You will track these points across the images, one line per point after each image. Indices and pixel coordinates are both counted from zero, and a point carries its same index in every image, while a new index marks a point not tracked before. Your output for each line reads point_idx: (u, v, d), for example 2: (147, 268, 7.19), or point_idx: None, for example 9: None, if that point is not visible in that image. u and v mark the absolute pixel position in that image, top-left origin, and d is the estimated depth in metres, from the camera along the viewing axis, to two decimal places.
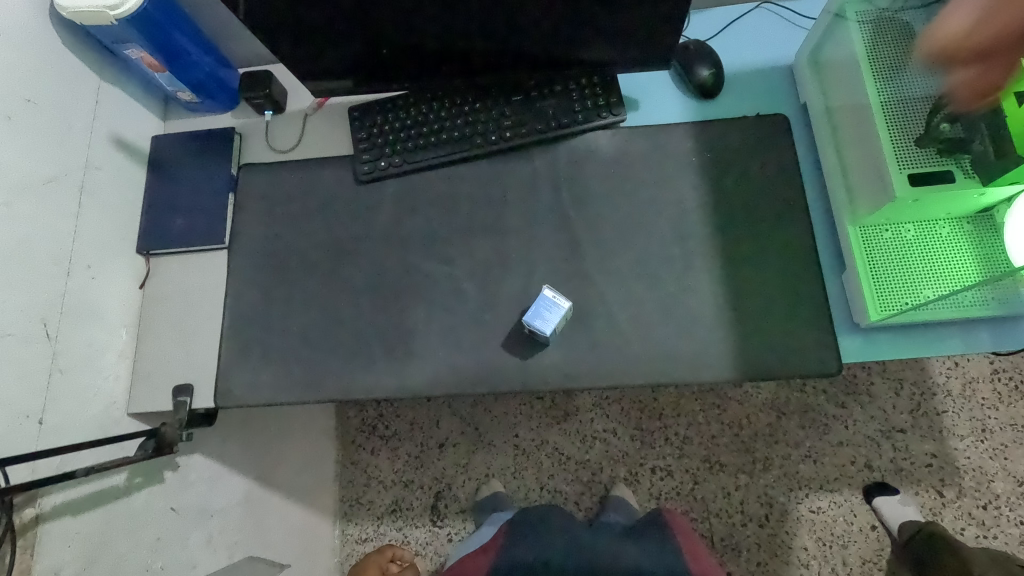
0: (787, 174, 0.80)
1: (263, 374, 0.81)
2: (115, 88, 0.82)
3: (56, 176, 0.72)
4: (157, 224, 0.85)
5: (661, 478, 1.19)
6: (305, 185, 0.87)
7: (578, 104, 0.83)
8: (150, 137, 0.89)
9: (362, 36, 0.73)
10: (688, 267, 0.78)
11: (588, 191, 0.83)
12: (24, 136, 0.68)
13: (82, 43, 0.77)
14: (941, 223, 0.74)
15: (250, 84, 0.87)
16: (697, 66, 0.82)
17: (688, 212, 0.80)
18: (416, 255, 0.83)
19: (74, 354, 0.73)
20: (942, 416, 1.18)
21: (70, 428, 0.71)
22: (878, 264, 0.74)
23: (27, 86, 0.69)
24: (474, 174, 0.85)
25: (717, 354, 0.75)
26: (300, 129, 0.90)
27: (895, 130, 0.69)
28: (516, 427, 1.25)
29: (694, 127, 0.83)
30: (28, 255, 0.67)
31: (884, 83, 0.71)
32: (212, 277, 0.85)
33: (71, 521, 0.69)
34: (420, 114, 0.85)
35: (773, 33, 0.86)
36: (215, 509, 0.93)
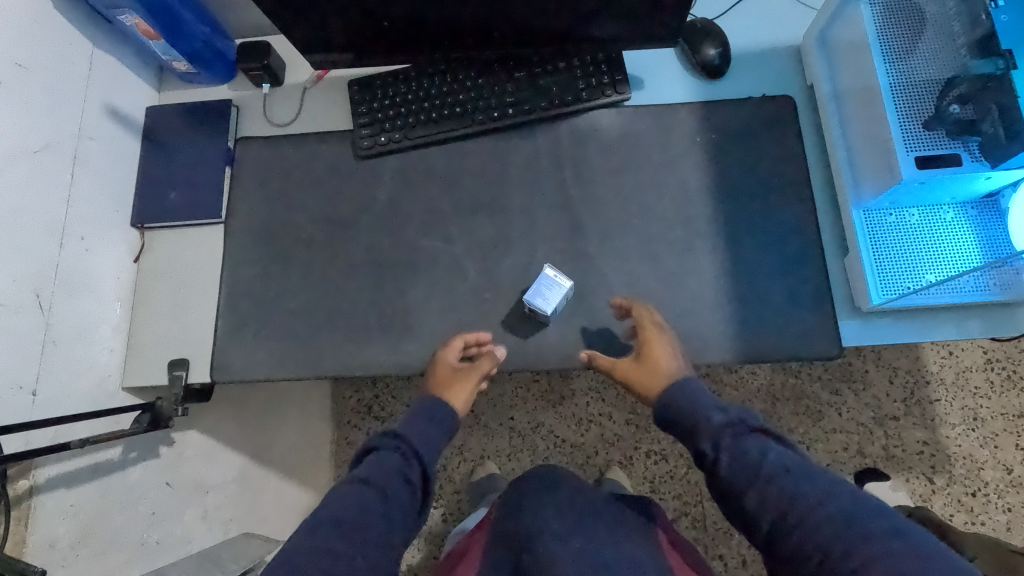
0: (792, 157, 0.79)
1: (261, 350, 0.80)
2: (109, 55, 0.80)
3: (48, 145, 0.70)
4: (152, 197, 0.84)
5: (655, 462, 1.20)
6: (304, 160, 0.86)
7: (583, 81, 0.82)
8: (144, 107, 0.87)
9: (364, 7, 0.71)
10: (691, 248, 0.78)
11: (592, 170, 0.82)
12: (15, 101, 0.66)
13: (76, 8, 0.75)
14: (945, 208, 0.74)
15: (247, 55, 0.85)
16: (704, 45, 0.81)
17: (692, 193, 0.80)
18: (416, 233, 0.82)
19: (68, 327, 0.72)
20: (935, 404, 1.19)
21: (64, 401, 0.70)
22: (880, 249, 0.74)
23: (16, 49, 0.67)
24: (475, 152, 0.84)
25: (717, 336, 0.75)
26: (299, 103, 0.88)
27: (903, 112, 0.68)
28: (512, 410, 1.25)
29: (700, 107, 0.82)
30: (20, 224, 0.66)
31: (893, 63, 0.70)
32: (208, 251, 0.84)
33: (65, 493, 0.69)
34: (421, 89, 0.83)
35: (781, 12, 0.84)
36: (210, 485, 0.93)
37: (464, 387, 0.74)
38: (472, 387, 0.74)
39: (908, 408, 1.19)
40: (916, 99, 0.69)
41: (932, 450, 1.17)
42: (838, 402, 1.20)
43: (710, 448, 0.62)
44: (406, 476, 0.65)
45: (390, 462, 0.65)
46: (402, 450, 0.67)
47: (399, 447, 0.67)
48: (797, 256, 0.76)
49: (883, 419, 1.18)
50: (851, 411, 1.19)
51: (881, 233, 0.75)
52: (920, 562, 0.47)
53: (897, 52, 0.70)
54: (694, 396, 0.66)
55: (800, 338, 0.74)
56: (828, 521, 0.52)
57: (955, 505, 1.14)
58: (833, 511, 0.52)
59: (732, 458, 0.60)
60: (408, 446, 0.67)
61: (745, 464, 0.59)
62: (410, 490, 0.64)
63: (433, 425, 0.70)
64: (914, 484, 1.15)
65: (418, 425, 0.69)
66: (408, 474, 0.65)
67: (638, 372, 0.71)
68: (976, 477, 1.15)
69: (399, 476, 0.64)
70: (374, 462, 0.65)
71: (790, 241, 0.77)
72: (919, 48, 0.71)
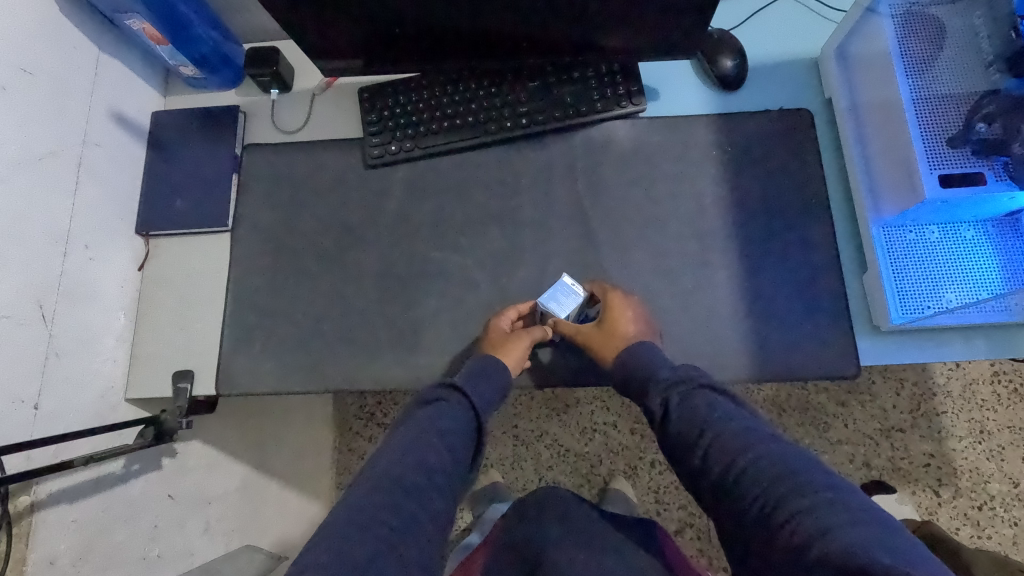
0: (809, 172, 0.78)
1: (268, 361, 0.78)
2: (115, 60, 0.79)
3: (52, 152, 0.68)
4: (158, 204, 0.82)
5: (660, 472, 1.18)
6: (312, 168, 0.84)
7: (597, 92, 0.80)
8: (150, 111, 0.86)
9: (375, 15, 0.69)
10: (706, 263, 0.77)
11: (605, 183, 0.81)
12: (19, 108, 0.64)
13: (82, 12, 0.74)
14: (966, 225, 0.73)
15: (256, 60, 0.83)
16: (720, 57, 0.80)
17: (708, 208, 0.79)
18: (426, 244, 0.81)
19: (71, 338, 0.70)
20: (941, 416, 1.18)
21: (66, 415, 0.69)
22: (900, 267, 0.73)
23: (21, 54, 0.65)
24: (487, 162, 0.82)
25: (732, 352, 0.74)
26: (308, 110, 0.87)
27: (926, 129, 0.67)
28: (516, 418, 1.22)
29: (716, 120, 0.81)
30: (23, 234, 0.64)
31: (916, 79, 0.69)
32: (213, 260, 0.83)
33: (67, 508, 0.67)
34: (433, 97, 0.82)
35: (799, 25, 0.83)
36: (212, 496, 0.92)
37: (508, 344, 0.73)
38: (524, 341, 0.73)
39: (915, 420, 1.17)
40: (941, 115, 0.68)
41: (939, 463, 1.16)
42: (844, 414, 1.18)
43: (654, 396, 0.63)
44: (454, 429, 0.62)
45: (447, 413, 0.63)
46: (458, 405, 0.64)
47: (452, 399, 0.64)
48: (814, 272, 0.75)
49: (890, 431, 1.17)
50: (858, 423, 1.18)
51: (900, 250, 0.74)
52: (846, 512, 0.48)
53: (919, 68, 0.69)
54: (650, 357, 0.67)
55: (817, 356, 0.73)
56: (766, 469, 0.53)
57: (961, 518, 1.13)
58: (778, 462, 0.53)
59: (681, 413, 0.60)
60: (464, 406, 0.65)
61: (695, 416, 0.59)
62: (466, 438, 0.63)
63: (485, 381, 0.68)
64: (920, 497, 1.14)
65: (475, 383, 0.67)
66: (455, 424, 0.63)
67: (602, 334, 0.73)
68: (983, 491, 1.14)
69: (452, 427, 0.62)
70: (432, 411, 0.63)
71: (806, 256, 0.76)
72: (942, 63, 0.70)
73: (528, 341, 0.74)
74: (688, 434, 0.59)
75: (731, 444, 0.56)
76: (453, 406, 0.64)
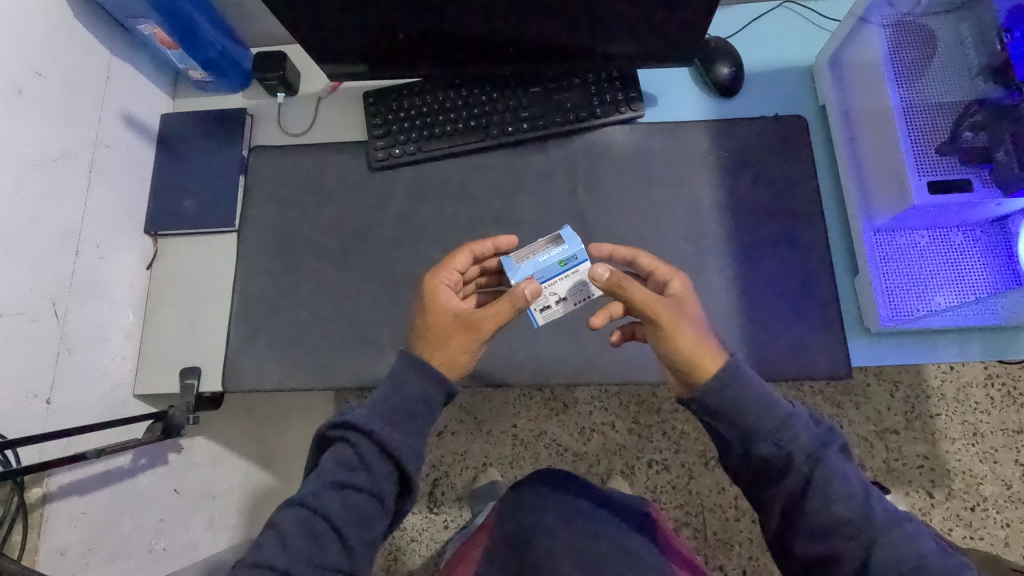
0: (803, 177, 0.80)
1: (273, 359, 0.80)
2: (126, 64, 0.81)
3: (66, 154, 0.70)
4: (167, 204, 0.84)
5: (657, 472, 1.19)
6: (317, 170, 0.86)
7: (597, 98, 0.82)
8: (159, 114, 0.87)
9: (381, 23, 0.71)
10: (702, 266, 0.79)
11: (605, 186, 0.83)
12: (34, 111, 0.66)
13: (95, 17, 0.76)
14: (955, 230, 0.75)
15: (263, 64, 0.85)
16: (717, 64, 0.82)
17: (705, 212, 0.80)
18: (428, 245, 0.83)
19: (82, 334, 0.72)
20: (935, 419, 1.19)
21: (77, 409, 0.70)
22: (890, 271, 0.75)
23: (37, 58, 0.67)
24: (488, 165, 0.84)
25: (727, 353, 0.76)
26: (313, 113, 0.89)
27: (915, 136, 0.69)
28: (515, 418, 1.24)
29: (713, 126, 0.83)
30: (37, 233, 0.66)
31: (906, 88, 0.71)
32: (220, 259, 0.84)
33: (77, 500, 0.69)
34: (436, 102, 0.84)
35: (794, 33, 0.85)
36: (216, 491, 0.94)
37: (427, 336, 0.68)
38: (448, 324, 0.67)
39: (909, 422, 1.19)
40: (929, 124, 0.70)
41: (932, 464, 1.17)
42: (839, 415, 1.20)
43: (772, 449, 0.54)
44: (359, 470, 0.59)
45: (352, 454, 0.59)
46: (358, 449, 0.59)
47: (349, 438, 0.60)
48: (806, 275, 0.77)
49: (884, 433, 1.18)
50: (853, 424, 1.19)
51: (891, 254, 0.76)
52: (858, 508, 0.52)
53: (909, 77, 0.71)
54: (763, 398, 0.56)
55: (809, 357, 0.75)
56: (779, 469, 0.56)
57: (954, 519, 1.14)
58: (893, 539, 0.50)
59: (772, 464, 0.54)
60: (363, 446, 0.59)
61: (838, 500, 0.51)
62: (378, 477, 0.58)
63: (397, 408, 0.61)
64: (914, 498, 1.15)
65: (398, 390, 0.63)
66: (359, 475, 0.58)
67: (683, 322, 0.63)
68: (975, 492, 1.16)
69: (354, 478, 0.58)
70: (330, 460, 0.59)
71: (800, 259, 0.78)
72: (928, 73, 0.72)
73: (456, 325, 0.67)
74: (828, 514, 0.51)
75: (897, 551, 0.49)
76: (355, 451, 0.59)
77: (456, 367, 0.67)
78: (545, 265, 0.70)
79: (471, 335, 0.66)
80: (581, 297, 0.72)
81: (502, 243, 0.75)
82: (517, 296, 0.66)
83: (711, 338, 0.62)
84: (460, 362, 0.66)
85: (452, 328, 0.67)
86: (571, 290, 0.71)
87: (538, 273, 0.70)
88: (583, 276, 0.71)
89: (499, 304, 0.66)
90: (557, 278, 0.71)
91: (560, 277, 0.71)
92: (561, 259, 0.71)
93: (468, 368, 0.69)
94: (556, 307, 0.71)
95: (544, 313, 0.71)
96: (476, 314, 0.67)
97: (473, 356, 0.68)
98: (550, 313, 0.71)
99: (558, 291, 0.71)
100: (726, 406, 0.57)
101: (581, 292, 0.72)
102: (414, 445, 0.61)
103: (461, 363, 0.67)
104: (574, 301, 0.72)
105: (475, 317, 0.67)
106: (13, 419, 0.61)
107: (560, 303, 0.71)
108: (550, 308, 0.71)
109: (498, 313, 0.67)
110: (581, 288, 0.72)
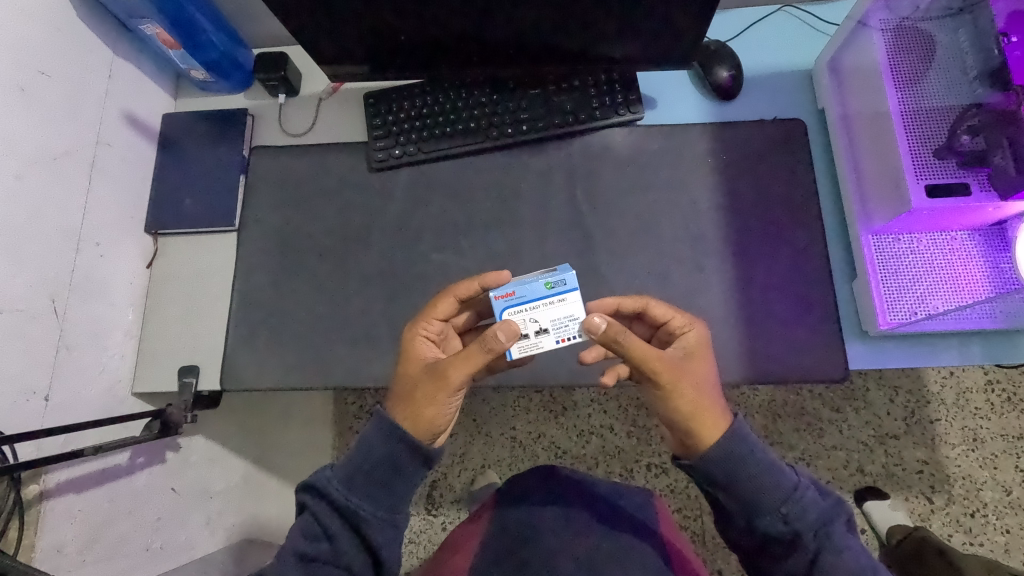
0: (802, 180, 0.80)
1: (271, 358, 0.80)
2: (128, 63, 0.81)
3: (67, 152, 0.71)
4: (167, 203, 0.85)
5: (656, 475, 1.19)
6: (317, 170, 0.87)
7: (597, 100, 0.83)
8: (160, 113, 0.88)
9: (381, 24, 0.72)
10: (701, 268, 0.79)
11: (604, 188, 0.83)
12: (36, 110, 0.67)
13: (98, 17, 0.76)
14: (953, 234, 0.75)
15: (264, 65, 0.86)
16: (716, 67, 0.82)
17: (703, 214, 0.81)
18: (427, 245, 0.83)
19: (82, 332, 0.72)
20: (935, 424, 1.18)
21: (75, 407, 0.71)
22: (889, 274, 0.75)
23: (39, 58, 0.67)
24: (488, 166, 0.85)
25: (725, 355, 0.76)
26: (314, 114, 0.89)
27: (913, 140, 0.69)
28: (513, 420, 1.24)
29: (711, 129, 0.83)
30: (38, 231, 0.66)
31: (905, 91, 0.71)
32: (220, 258, 0.85)
33: (74, 498, 0.69)
34: (436, 103, 0.84)
35: (793, 37, 0.85)
36: (213, 491, 0.94)
37: (398, 389, 0.62)
38: (417, 374, 0.61)
39: (909, 427, 1.18)
40: (925, 128, 0.70)
41: (932, 470, 1.16)
42: (839, 419, 1.19)
43: (776, 525, 0.55)
44: (324, 541, 0.58)
45: (317, 524, 0.58)
46: (321, 518, 0.58)
47: (314, 506, 0.58)
48: (804, 277, 0.77)
49: (883, 438, 1.18)
50: (853, 429, 1.19)
51: (889, 257, 0.76)
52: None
53: (907, 81, 0.72)
54: (765, 466, 0.56)
55: (806, 359, 0.75)
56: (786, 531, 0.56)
57: (954, 525, 1.14)
58: None
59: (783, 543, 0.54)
60: (326, 517, 0.58)
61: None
62: (342, 549, 0.57)
63: (360, 470, 0.59)
64: (913, 504, 1.15)
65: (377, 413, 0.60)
66: (322, 547, 0.57)
67: (688, 381, 0.58)
68: (975, 498, 1.15)
69: (317, 551, 0.57)
70: (296, 529, 0.58)
71: (798, 262, 0.78)
72: (926, 78, 0.72)
73: (425, 377, 0.60)
74: None
75: None
76: (319, 521, 0.58)
77: (424, 423, 0.60)
78: (528, 286, 0.61)
79: (437, 388, 0.59)
80: (565, 332, 0.61)
81: (488, 282, 0.63)
82: (483, 339, 0.57)
83: (716, 398, 0.59)
84: (427, 417, 0.60)
85: (421, 379, 0.60)
86: (554, 321, 0.60)
87: (519, 294, 0.61)
88: (570, 307, 0.60)
89: (467, 351, 0.58)
90: (540, 303, 0.61)
91: (542, 302, 0.61)
92: (547, 282, 0.61)
93: (442, 423, 0.61)
94: (535, 338, 0.60)
95: (520, 344, 0.60)
96: (444, 362, 0.59)
97: (446, 410, 0.60)
98: (527, 344, 0.60)
99: (540, 319, 0.60)
100: (733, 480, 0.56)
101: (566, 326, 0.60)
102: (381, 512, 0.58)
103: (429, 418, 0.60)
104: (556, 336, 0.60)
105: (443, 367, 0.59)
106: (10, 416, 0.62)
107: (541, 335, 0.60)
108: (528, 339, 0.60)
109: (468, 360, 0.58)
110: (566, 322, 0.60)
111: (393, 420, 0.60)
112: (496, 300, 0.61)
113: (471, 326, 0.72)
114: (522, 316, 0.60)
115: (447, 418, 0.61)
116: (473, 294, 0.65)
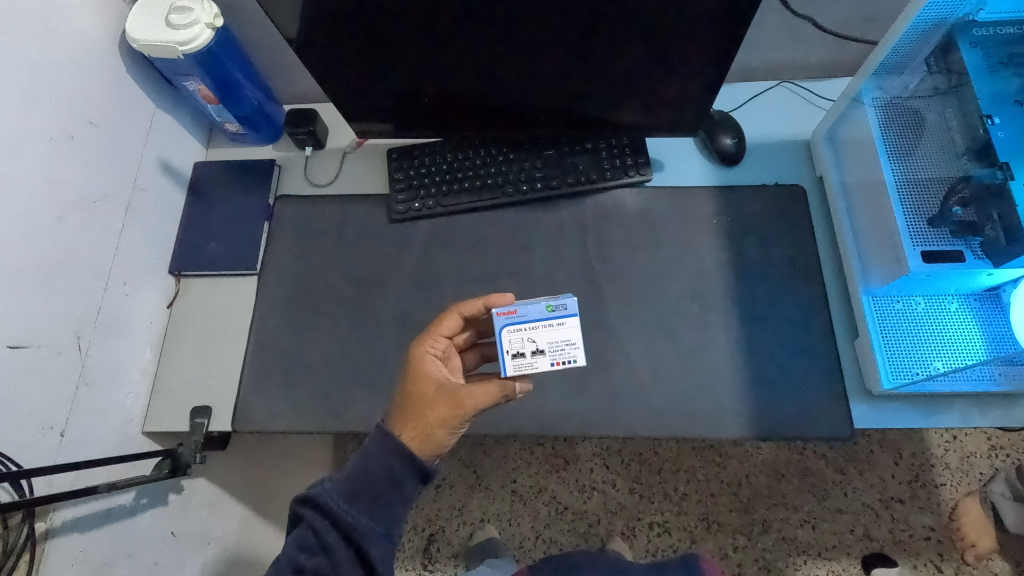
0: (803, 242, 0.84)
1: (283, 401, 0.81)
2: (168, 115, 0.87)
3: (105, 196, 0.74)
4: (191, 246, 0.88)
5: (658, 535, 1.17)
6: (339, 219, 0.90)
7: (608, 162, 0.88)
8: (192, 162, 0.93)
9: (408, 88, 0.77)
10: (707, 323, 0.81)
11: (613, 244, 0.86)
12: (82, 156, 0.71)
13: (145, 74, 0.82)
14: (950, 298, 0.78)
15: (296, 120, 0.92)
16: (720, 135, 0.88)
17: (708, 271, 0.84)
18: (442, 292, 0.86)
19: (101, 369, 0.74)
20: (941, 488, 1.16)
21: (89, 444, 0.71)
22: (889, 335, 0.78)
23: (89, 109, 0.72)
24: (503, 220, 0.89)
25: (731, 410, 0.77)
26: (338, 166, 0.95)
27: (908, 208, 0.74)
28: (514, 472, 1.22)
29: (715, 192, 0.88)
30: (70, 269, 0.69)
31: (896, 163, 0.76)
32: (239, 300, 0.87)
33: (77, 538, 0.69)
34: (457, 160, 0.89)
35: (790, 110, 0.93)
36: (212, 537, 0.92)
37: (404, 404, 0.62)
38: (428, 395, 0.61)
39: (915, 490, 1.16)
40: (920, 197, 0.75)
41: (940, 537, 1.13)
42: (844, 481, 1.17)
43: None
44: (322, 552, 0.59)
45: (315, 536, 0.59)
46: (319, 530, 0.59)
47: (308, 517, 0.59)
48: (807, 335, 0.80)
49: (889, 501, 1.15)
50: (858, 492, 1.17)
51: (889, 319, 0.79)
52: None
53: (898, 153, 0.77)
54: None
55: (813, 418, 0.76)
56: None
57: None
58: None
59: None
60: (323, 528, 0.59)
61: None
62: (339, 563, 0.58)
63: (361, 484, 0.59)
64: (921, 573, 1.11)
65: (384, 441, 0.60)
66: (319, 557, 0.58)
67: None
68: (985, 569, 1.11)
69: (313, 561, 0.58)
70: (292, 540, 0.59)
71: (801, 320, 0.80)
72: (918, 151, 0.77)
73: (438, 398, 0.61)
74: None
75: None
76: (316, 531, 0.59)
77: (430, 443, 0.61)
78: (530, 306, 0.60)
79: (451, 411, 0.60)
80: (561, 355, 0.60)
81: (493, 302, 0.63)
82: (506, 384, 0.60)
83: None
84: (435, 438, 0.61)
85: (433, 400, 0.61)
86: (551, 344, 0.60)
87: (521, 312, 0.60)
88: (568, 331, 0.60)
89: (487, 385, 0.60)
90: (539, 323, 0.60)
91: (541, 323, 0.60)
92: (548, 304, 0.61)
93: (445, 445, 0.62)
94: (530, 357, 0.60)
95: (515, 361, 0.59)
96: (461, 388, 0.61)
97: (452, 435, 0.62)
98: (522, 362, 0.59)
99: (537, 339, 0.60)
100: None
101: (562, 349, 0.60)
102: (380, 526, 0.59)
103: (436, 440, 0.61)
104: (552, 358, 0.60)
105: (459, 391, 0.61)
106: (26, 451, 0.62)
107: (537, 354, 0.60)
108: (523, 357, 0.59)
109: (484, 392, 0.61)
110: (563, 345, 0.60)
111: (399, 438, 0.61)
112: (497, 316, 0.60)
113: (470, 344, 0.73)
114: (521, 334, 0.60)
115: (450, 440, 0.63)
116: (477, 314, 0.65)
